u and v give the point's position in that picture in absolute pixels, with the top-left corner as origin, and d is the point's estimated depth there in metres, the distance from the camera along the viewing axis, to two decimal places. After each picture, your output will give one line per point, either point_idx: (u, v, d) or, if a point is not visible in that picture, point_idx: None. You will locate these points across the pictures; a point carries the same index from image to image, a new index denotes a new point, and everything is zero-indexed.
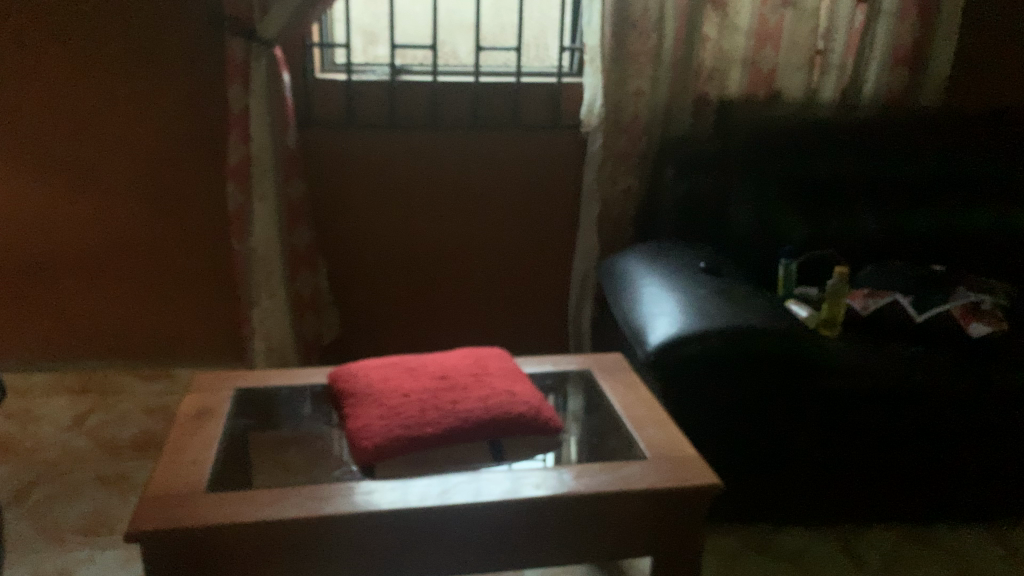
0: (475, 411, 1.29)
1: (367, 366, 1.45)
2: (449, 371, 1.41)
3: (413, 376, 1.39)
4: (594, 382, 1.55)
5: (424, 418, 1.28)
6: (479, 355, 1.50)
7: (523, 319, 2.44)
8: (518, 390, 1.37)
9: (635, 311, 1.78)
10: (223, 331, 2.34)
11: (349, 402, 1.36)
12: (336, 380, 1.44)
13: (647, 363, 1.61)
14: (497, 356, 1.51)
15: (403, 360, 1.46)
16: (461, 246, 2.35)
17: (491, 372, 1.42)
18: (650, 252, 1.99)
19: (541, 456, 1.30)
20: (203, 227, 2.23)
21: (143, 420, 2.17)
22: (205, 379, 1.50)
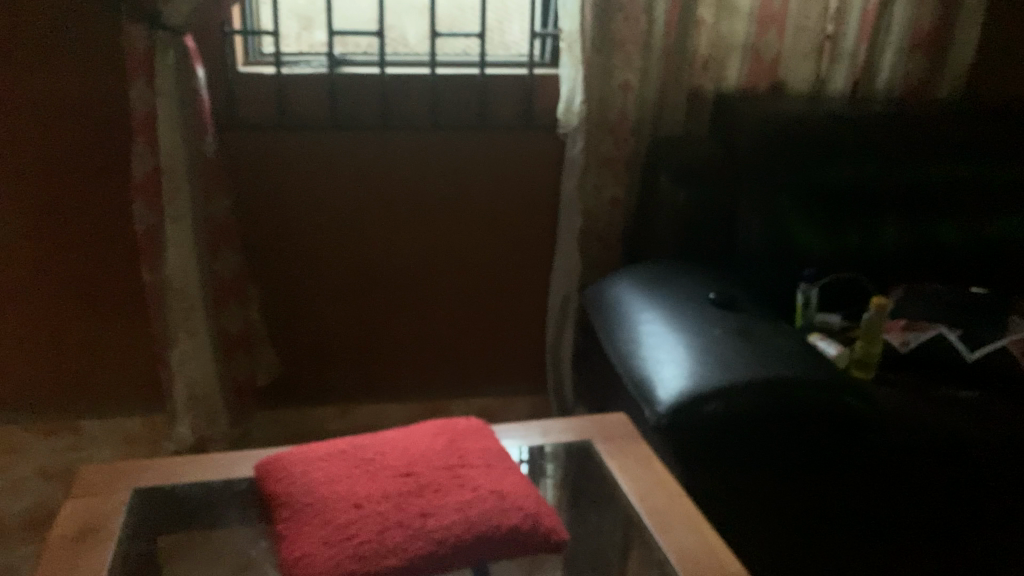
0: (454, 529, 0.97)
1: (308, 457, 1.11)
2: (415, 465, 1.08)
3: (368, 475, 1.06)
4: (596, 455, 1.24)
5: (386, 543, 0.95)
6: (452, 432, 1.17)
7: (496, 348, 2.12)
8: (508, 489, 1.04)
9: (633, 354, 1.47)
10: (138, 374, 1.97)
11: (284, 514, 1.02)
12: (268, 476, 1.10)
13: (658, 426, 1.30)
14: (475, 432, 1.18)
15: (354, 448, 1.13)
16: (419, 267, 2.01)
17: (470, 462, 1.09)
18: (647, 278, 1.69)
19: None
20: (107, 254, 1.84)
21: (38, 488, 1.79)
22: (93, 476, 1.14)
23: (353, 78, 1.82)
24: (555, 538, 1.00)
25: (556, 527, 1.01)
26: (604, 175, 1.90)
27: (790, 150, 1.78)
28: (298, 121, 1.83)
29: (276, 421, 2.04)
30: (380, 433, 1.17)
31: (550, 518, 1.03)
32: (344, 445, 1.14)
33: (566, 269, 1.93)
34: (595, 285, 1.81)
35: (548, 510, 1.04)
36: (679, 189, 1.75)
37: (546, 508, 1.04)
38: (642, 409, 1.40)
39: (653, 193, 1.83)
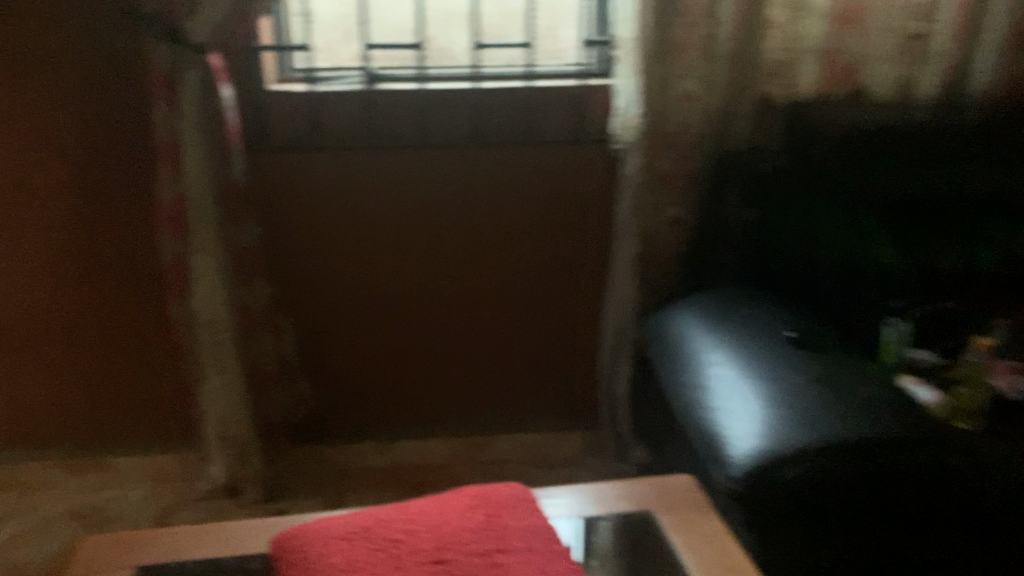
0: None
1: (326, 534, 0.98)
2: (447, 553, 0.94)
3: (392, 564, 0.93)
4: (657, 531, 1.08)
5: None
6: (490, 507, 1.03)
7: (547, 380, 1.96)
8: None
9: (699, 402, 1.31)
10: (170, 408, 1.87)
11: None
12: (281, 555, 0.97)
13: (732, 493, 1.15)
14: (516, 506, 1.03)
15: (379, 526, 0.99)
16: (463, 295, 1.87)
17: (508, 549, 0.95)
18: (713, 309, 1.51)
19: None
20: (135, 285, 1.75)
21: (65, 531, 1.72)
22: (93, 550, 1.04)
23: (389, 95, 1.69)
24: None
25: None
26: (664, 195, 1.73)
27: (869, 164, 1.59)
28: (332, 141, 1.70)
29: (313, 459, 1.92)
30: (409, 508, 1.03)
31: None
32: (367, 521, 1.00)
33: (622, 297, 1.76)
34: (653, 314, 1.63)
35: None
36: (746, 208, 1.64)
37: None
38: (711, 467, 1.25)
39: (717, 214, 1.69)
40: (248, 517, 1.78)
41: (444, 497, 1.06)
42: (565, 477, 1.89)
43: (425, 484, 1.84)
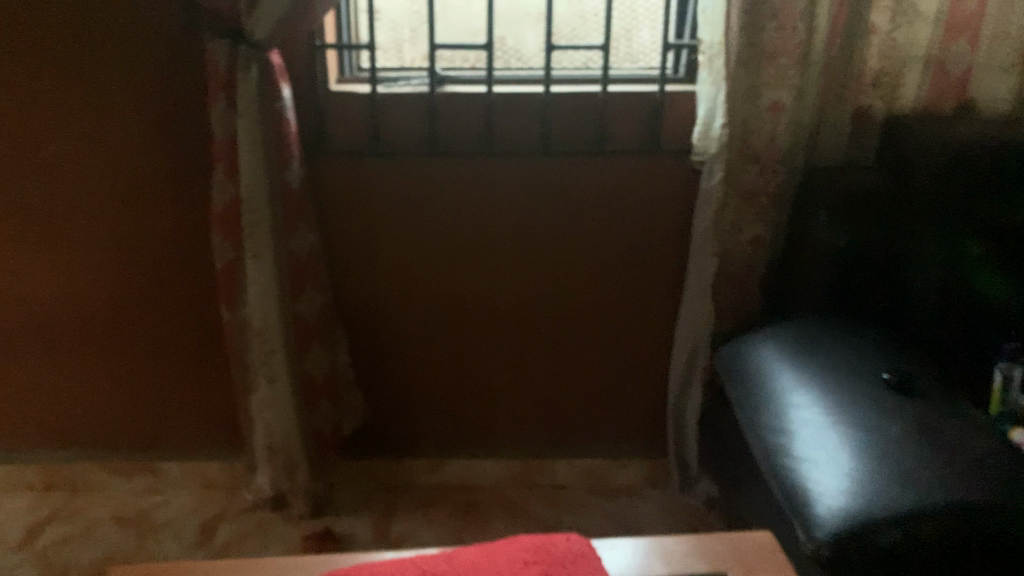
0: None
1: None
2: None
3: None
4: None
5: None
6: (545, 564, 0.92)
7: (610, 403, 1.84)
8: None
9: (781, 449, 1.19)
10: (218, 417, 1.82)
11: None
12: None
13: (815, 559, 1.02)
14: (574, 564, 0.93)
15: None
16: (524, 311, 1.76)
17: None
18: (797, 341, 1.38)
19: None
20: (187, 290, 1.70)
21: (110, 536, 1.71)
22: None
23: (454, 98, 1.60)
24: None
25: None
26: (746, 212, 1.60)
27: (978, 182, 1.42)
28: (393, 147, 1.63)
29: (363, 474, 1.86)
30: (456, 559, 0.94)
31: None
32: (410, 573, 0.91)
33: (695, 321, 1.64)
34: (728, 343, 1.50)
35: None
36: (838, 235, 1.45)
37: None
38: (791, 523, 1.12)
39: (802, 234, 1.51)
40: (293, 532, 1.73)
41: (495, 547, 0.96)
42: (624, 508, 1.79)
43: (476, 506, 1.79)
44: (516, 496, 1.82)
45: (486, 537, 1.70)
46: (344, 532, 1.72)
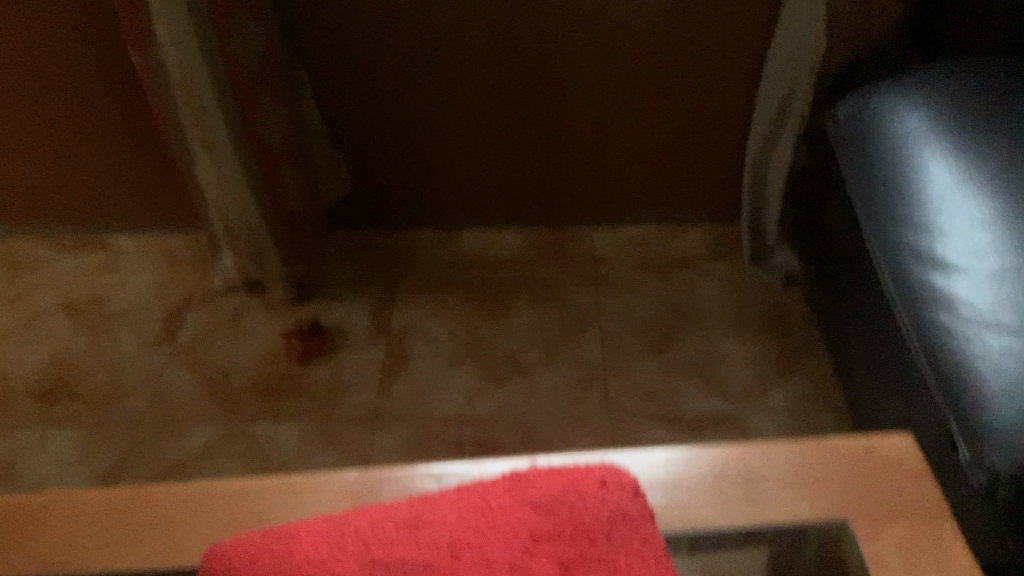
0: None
1: (310, 561, 0.59)
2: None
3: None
4: (843, 546, 0.66)
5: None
6: (594, 527, 0.61)
7: (667, 157, 1.42)
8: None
9: (937, 296, 0.78)
10: (169, 190, 1.50)
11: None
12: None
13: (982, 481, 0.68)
14: (638, 525, 0.61)
15: (396, 554, 0.60)
16: (557, 43, 1.26)
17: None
18: (958, 110, 0.90)
19: (685, 536, 0.66)
20: (86, 34, 1.27)
21: (61, 327, 1.45)
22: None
23: None
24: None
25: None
26: None
27: None
28: None
29: (359, 247, 1.54)
30: (462, 496, 0.64)
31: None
32: (377, 551, 0.60)
33: (799, 54, 1.15)
34: (849, 98, 0.98)
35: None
36: None
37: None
38: (936, 406, 0.76)
39: None
40: (274, 320, 1.44)
41: (527, 471, 0.65)
42: (682, 284, 1.45)
43: (497, 288, 1.47)
44: (549, 273, 1.48)
45: (506, 333, 1.40)
46: (335, 323, 1.43)
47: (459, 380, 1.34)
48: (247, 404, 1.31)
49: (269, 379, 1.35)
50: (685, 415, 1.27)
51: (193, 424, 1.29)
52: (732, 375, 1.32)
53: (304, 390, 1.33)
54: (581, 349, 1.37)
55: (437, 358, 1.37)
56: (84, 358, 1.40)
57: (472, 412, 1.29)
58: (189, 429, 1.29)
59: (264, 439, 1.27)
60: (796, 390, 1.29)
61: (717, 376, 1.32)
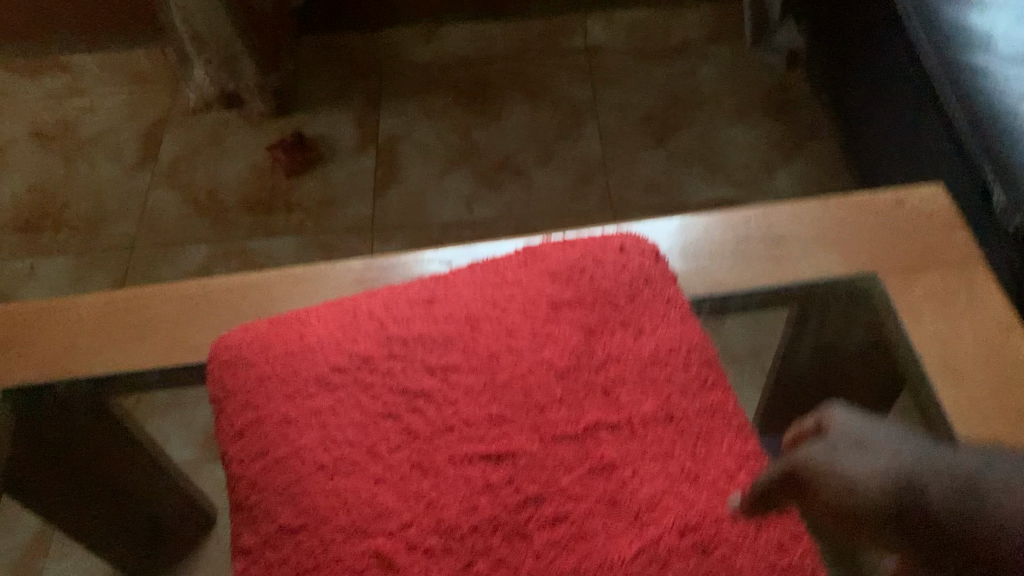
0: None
1: (324, 343, 0.57)
2: (539, 424, 0.52)
3: (434, 433, 0.52)
4: (869, 295, 0.64)
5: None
6: (615, 292, 0.58)
7: None
8: (745, 566, 0.46)
9: (969, 36, 0.72)
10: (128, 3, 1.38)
11: (266, 370, 0.56)
12: (229, 394, 0.56)
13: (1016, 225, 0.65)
14: (661, 287, 0.59)
15: (412, 331, 0.57)
16: None
17: (645, 420, 0.52)
18: None
19: (710, 299, 0.63)
20: None
21: (34, 156, 1.39)
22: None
23: None
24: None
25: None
26: None
27: None
28: None
29: (336, 52, 1.45)
30: (476, 273, 0.61)
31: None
32: (393, 330, 0.57)
33: None
34: None
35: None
36: None
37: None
38: (966, 154, 0.72)
39: None
40: (256, 136, 1.37)
41: (542, 246, 0.62)
42: (681, 72, 1.38)
43: (487, 86, 1.39)
44: (539, 67, 1.40)
45: (499, 132, 1.34)
46: (320, 134, 1.36)
47: (456, 185, 1.29)
48: (239, 222, 1.27)
49: (258, 196, 1.30)
50: (690, 204, 1.23)
51: (186, 245, 1.25)
52: (737, 162, 1.27)
53: (296, 205, 1.28)
54: (580, 145, 1.31)
55: (429, 163, 1.31)
56: (63, 186, 1.34)
57: (472, 215, 1.25)
58: (182, 250, 1.25)
59: (260, 255, 1.23)
60: (804, 171, 1.24)
61: (722, 163, 1.27)
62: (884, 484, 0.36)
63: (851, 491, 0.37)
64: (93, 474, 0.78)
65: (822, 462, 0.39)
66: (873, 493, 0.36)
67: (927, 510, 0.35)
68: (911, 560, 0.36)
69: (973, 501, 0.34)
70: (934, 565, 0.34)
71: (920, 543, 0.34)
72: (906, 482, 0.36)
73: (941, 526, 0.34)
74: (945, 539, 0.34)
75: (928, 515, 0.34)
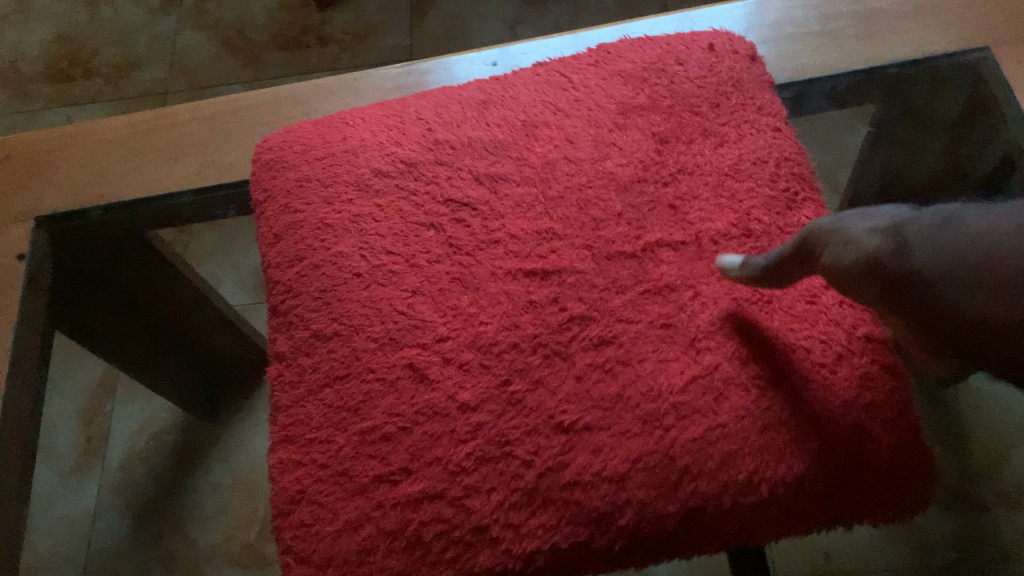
0: (670, 513, 0.42)
1: (366, 146, 0.52)
2: (593, 241, 0.47)
3: (477, 247, 0.48)
4: (972, 77, 0.56)
5: (490, 521, 0.42)
6: (698, 96, 0.51)
7: None
8: (816, 401, 0.42)
9: None
10: None
11: (306, 174, 0.52)
12: (270, 196, 0.53)
13: None
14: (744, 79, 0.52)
15: (463, 136, 0.51)
16: None
17: (716, 241, 0.46)
18: None
19: (799, 83, 0.56)
20: None
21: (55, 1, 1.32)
22: (21, 143, 0.63)
23: None
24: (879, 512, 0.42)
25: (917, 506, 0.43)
26: None
27: None
28: None
29: None
30: (539, 75, 0.54)
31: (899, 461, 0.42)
32: (441, 134, 0.52)
33: None
34: None
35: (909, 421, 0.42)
36: None
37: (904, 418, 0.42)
38: None
39: None
40: None
41: (617, 45, 0.55)
42: None
43: None
44: None
45: None
46: None
47: (498, 7, 1.19)
48: (272, 59, 1.21)
49: (290, 31, 1.23)
50: None
51: (221, 86, 1.20)
52: None
53: (330, 38, 1.21)
54: None
55: None
56: (90, 31, 1.29)
57: (516, 38, 1.16)
58: (217, 91, 1.19)
59: None
60: None
61: None
62: (880, 230, 0.36)
63: (847, 238, 0.37)
64: (186, 302, 0.79)
65: (826, 225, 0.39)
66: (864, 236, 0.36)
67: (904, 245, 0.34)
68: (893, 307, 0.36)
69: (954, 230, 0.33)
70: (904, 300, 0.34)
71: (896, 273, 0.34)
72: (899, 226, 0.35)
73: (919, 253, 0.33)
74: (918, 265, 0.33)
75: (902, 251, 0.34)
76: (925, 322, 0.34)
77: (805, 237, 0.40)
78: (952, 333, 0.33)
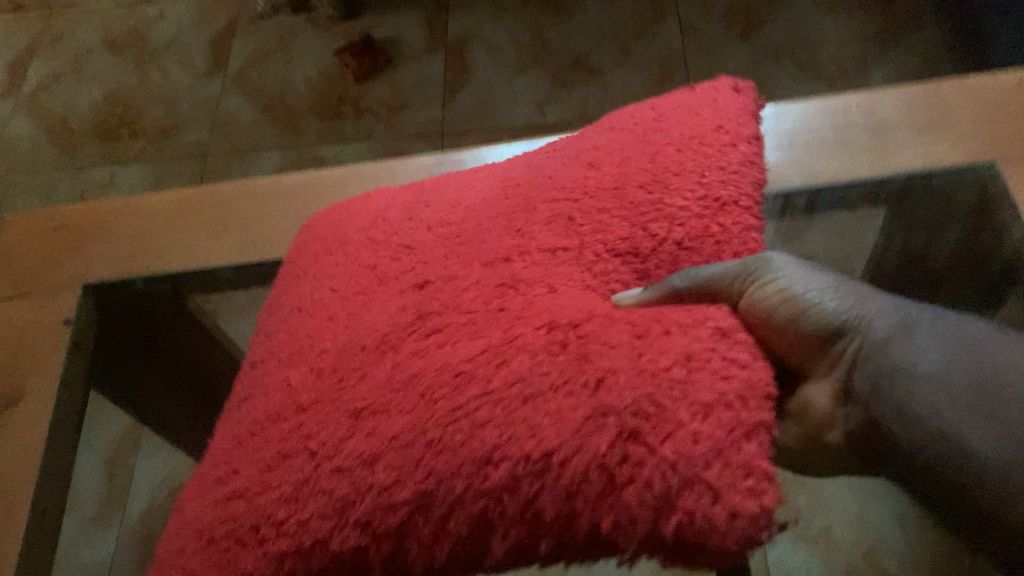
0: (403, 503, 0.37)
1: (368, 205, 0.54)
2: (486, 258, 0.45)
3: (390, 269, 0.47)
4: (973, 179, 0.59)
5: (273, 512, 0.39)
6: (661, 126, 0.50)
7: None
8: (600, 370, 0.36)
9: None
10: None
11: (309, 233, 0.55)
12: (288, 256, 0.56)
13: None
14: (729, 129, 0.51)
15: (442, 188, 0.52)
16: None
17: (599, 253, 0.45)
18: None
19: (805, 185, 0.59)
20: None
21: (105, 63, 1.39)
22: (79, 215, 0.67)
23: None
24: (664, 526, 0.34)
25: (708, 521, 0.33)
26: None
27: None
28: None
29: None
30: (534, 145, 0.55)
31: (688, 451, 0.33)
32: (427, 189, 0.53)
33: None
34: None
35: (728, 413, 0.34)
36: None
37: (713, 409, 0.34)
38: None
39: None
40: (323, 39, 1.34)
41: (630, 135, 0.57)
42: None
43: None
44: None
45: (573, 29, 1.28)
46: (388, 36, 1.32)
47: (527, 86, 1.24)
48: (310, 127, 1.26)
49: (329, 101, 1.28)
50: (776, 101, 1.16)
51: (259, 151, 1.25)
52: (828, 57, 1.18)
53: (365, 109, 1.26)
54: (658, 41, 1.24)
55: (499, 64, 1.27)
56: (137, 94, 1.35)
57: (543, 118, 1.21)
58: (256, 156, 1.25)
59: (334, 162, 1.22)
60: (900, 65, 1.16)
61: (812, 58, 1.19)
62: (858, 308, 0.39)
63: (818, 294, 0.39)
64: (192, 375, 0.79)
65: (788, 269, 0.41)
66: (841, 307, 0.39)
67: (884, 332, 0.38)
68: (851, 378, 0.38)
69: (950, 337, 0.36)
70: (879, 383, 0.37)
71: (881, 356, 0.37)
72: (875, 313, 0.38)
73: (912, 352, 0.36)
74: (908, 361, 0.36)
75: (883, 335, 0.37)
76: (892, 412, 0.36)
77: (753, 264, 0.41)
78: (915, 443, 0.35)
